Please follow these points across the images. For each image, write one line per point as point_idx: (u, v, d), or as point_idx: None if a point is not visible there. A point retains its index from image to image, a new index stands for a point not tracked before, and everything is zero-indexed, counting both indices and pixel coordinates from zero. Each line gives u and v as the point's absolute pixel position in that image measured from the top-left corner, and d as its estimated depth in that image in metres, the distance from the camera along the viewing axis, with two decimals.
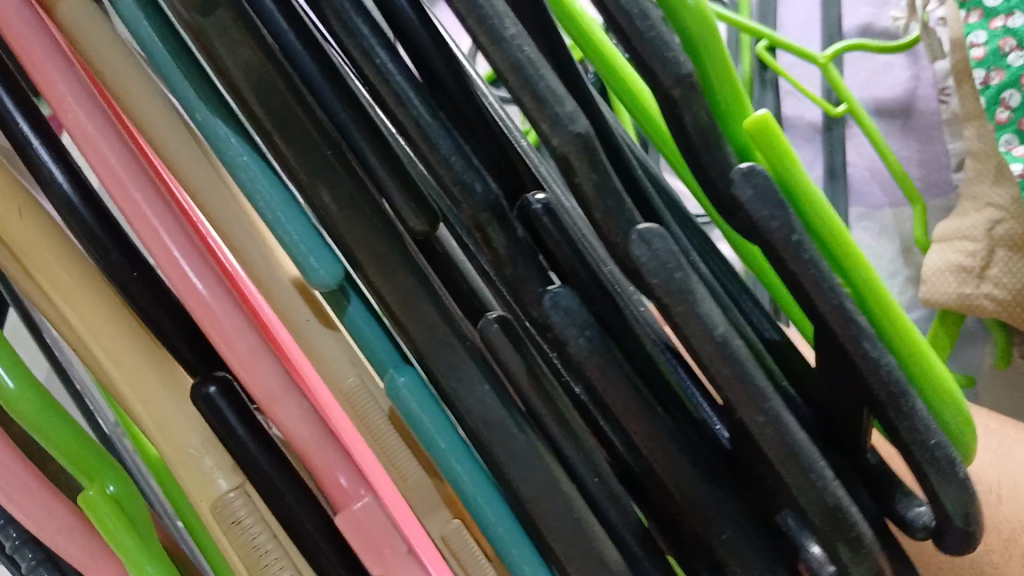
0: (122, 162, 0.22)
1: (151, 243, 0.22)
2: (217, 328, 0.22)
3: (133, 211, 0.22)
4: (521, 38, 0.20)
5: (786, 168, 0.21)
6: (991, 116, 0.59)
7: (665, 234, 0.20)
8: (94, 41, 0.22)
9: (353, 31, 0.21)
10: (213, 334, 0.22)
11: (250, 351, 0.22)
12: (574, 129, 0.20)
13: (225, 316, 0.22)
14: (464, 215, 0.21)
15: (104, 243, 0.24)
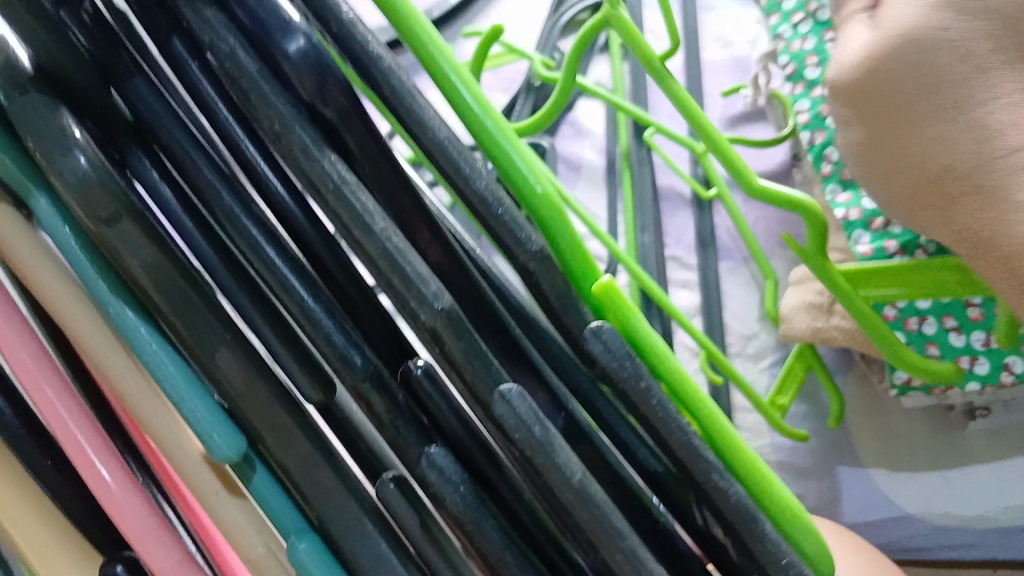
0: (40, 367, 0.25)
1: (63, 437, 0.25)
2: (118, 512, 0.25)
3: (47, 408, 0.25)
4: (389, 230, 0.23)
5: (631, 323, 0.24)
6: (819, 169, 0.76)
7: (525, 394, 0.22)
8: (22, 253, 0.25)
9: (243, 231, 0.24)
10: (113, 514, 0.25)
11: (148, 531, 0.25)
12: (439, 305, 0.23)
13: (123, 498, 0.25)
14: (346, 385, 0.23)
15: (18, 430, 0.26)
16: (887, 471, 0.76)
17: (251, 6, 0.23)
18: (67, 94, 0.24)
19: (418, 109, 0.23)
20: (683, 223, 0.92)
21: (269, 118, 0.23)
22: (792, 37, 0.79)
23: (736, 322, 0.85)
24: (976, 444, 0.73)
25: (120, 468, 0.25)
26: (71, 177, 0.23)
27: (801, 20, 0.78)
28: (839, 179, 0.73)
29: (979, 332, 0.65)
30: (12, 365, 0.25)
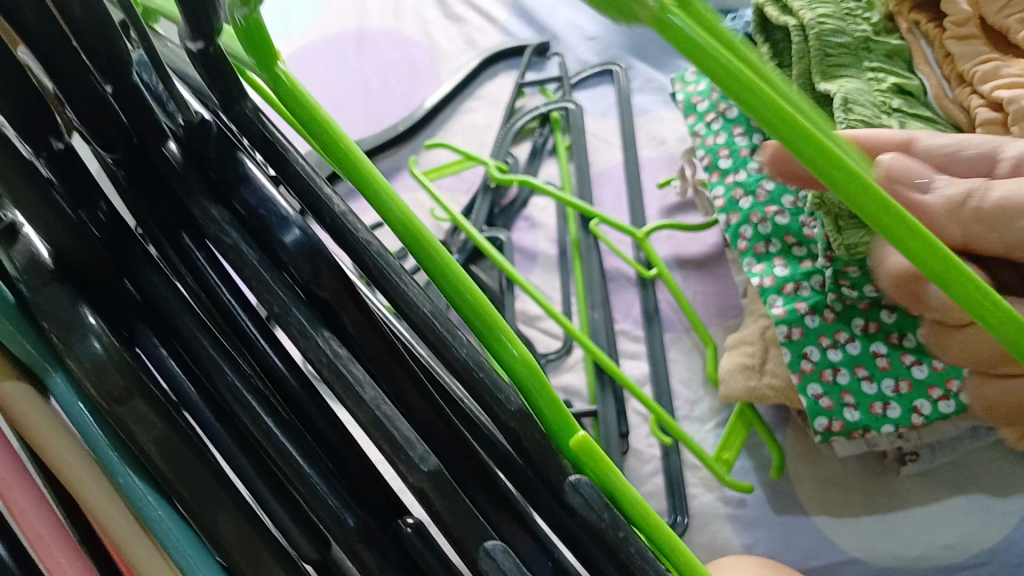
0: (56, 539, 0.26)
1: None
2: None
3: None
4: (378, 398, 0.25)
5: (606, 476, 0.25)
6: (736, 246, 0.80)
7: (507, 549, 0.24)
8: (36, 427, 0.27)
9: (246, 405, 0.26)
10: None
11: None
12: (426, 468, 0.24)
13: None
14: (339, 545, 0.25)
15: None
16: (828, 518, 0.69)
17: (252, 204, 0.26)
18: (83, 286, 0.26)
19: (401, 289, 0.27)
20: (628, 299, 0.90)
21: (270, 301, 0.26)
22: (707, 134, 0.89)
23: (682, 387, 0.81)
24: (914, 488, 0.69)
25: None
26: (90, 361, 0.25)
27: (714, 120, 0.89)
28: (754, 254, 0.78)
29: (888, 380, 0.68)
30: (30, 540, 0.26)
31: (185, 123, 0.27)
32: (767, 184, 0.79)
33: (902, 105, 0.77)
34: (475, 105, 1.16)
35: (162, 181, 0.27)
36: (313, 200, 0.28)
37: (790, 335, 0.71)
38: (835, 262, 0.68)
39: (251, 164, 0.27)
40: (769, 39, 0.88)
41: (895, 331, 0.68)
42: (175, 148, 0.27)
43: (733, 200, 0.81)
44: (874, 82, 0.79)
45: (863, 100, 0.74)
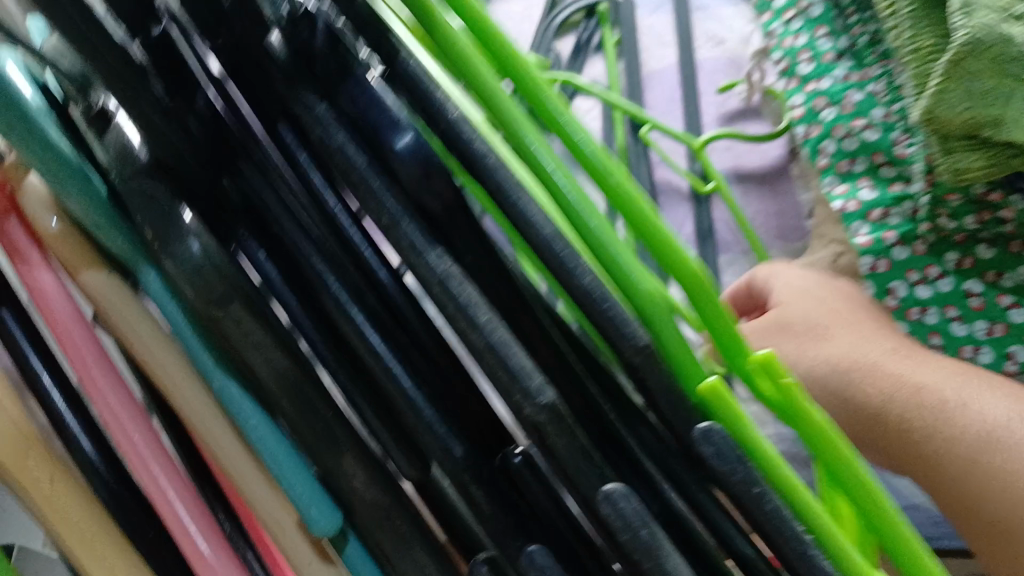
0: (145, 443, 0.25)
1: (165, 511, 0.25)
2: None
3: (150, 482, 0.25)
4: (494, 322, 0.23)
5: (741, 429, 0.23)
6: (815, 162, 0.68)
7: (629, 493, 0.22)
8: (125, 321, 0.26)
9: (353, 320, 0.24)
10: None
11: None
12: (544, 401, 0.23)
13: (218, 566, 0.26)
14: (448, 475, 0.23)
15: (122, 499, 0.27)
16: None
17: (360, 104, 0.24)
18: (181, 182, 0.25)
19: (522, 209, 0.24)
20: None
21: (378, 212, 0.24)
22: (784, 34, 0.74)
23: None
24: None
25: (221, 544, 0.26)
26: (186, 264, 0.24)
27: (793, 18, 0.74)
28: (836, 173, 0.66)
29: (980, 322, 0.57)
30: (120, 442, 0.25)
31: (288, 14, 0.25)
32: (853, 96, 0.66)
33: None
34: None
35: (262, 73, 0.25)
36: (421, 97, 0.25)
37: (876, 267, 0.60)
38: (935, 188, 0.59)
39: (363, 64, 0.25)
40: None
41: (992, 269, 0.58)
42: (277, 41, 0.25)
43: (813, 111, 0.69)
44: None
45: None
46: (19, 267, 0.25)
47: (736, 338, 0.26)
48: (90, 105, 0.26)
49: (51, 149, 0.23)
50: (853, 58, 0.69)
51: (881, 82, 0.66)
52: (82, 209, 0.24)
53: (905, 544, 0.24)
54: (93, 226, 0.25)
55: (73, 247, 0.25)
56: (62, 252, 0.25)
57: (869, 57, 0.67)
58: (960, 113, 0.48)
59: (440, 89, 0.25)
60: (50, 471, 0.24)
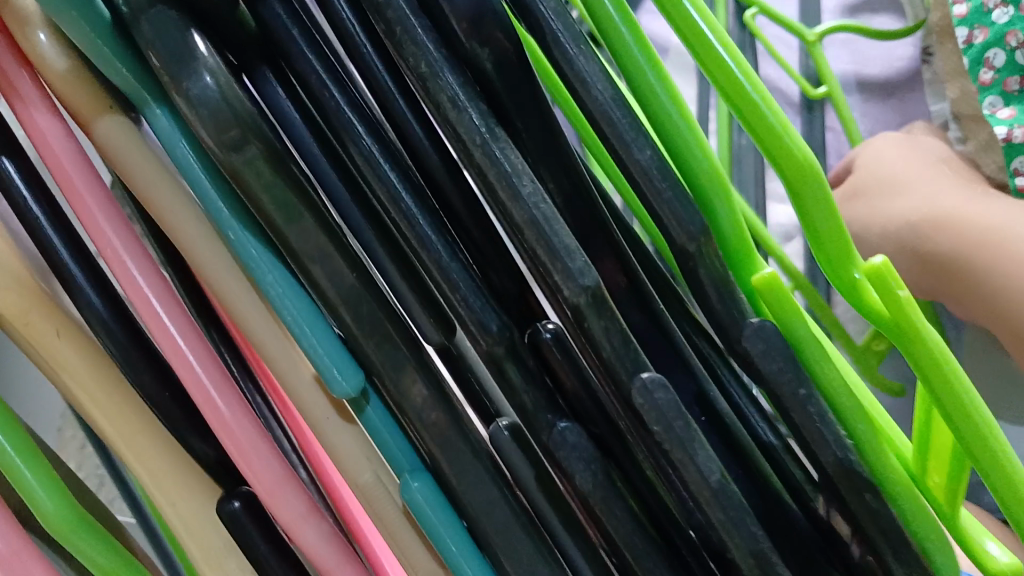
0: (158, 296, 0.24)
1: (179, 367, 0.24)
2: (243, 457, 0.24)
3: (162, 334, 0.24)
4: (538, 194, 0.21)
5: (792, 323, 0.22)
6: (975, 76, 0.60)
7: (666, 383, 0.21)
8: (132, 161, 0.24)
9: (381, 178, 0.22)
10: (227, 443, 0.24)
11: (273, 483, 0.24)
12: (585, 282, 0.21)
13: (236, 425, 0.24)
14: (479, 349, 0.22)
15: (127, 345, 0.26)
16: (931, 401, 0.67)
17: None
18: (194, 7, 0.22)
19: (581, 69, 0.21)
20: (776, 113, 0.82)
21: (416, 58, 0.21)
22: None
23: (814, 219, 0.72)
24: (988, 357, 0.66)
25: (239, 403, 0.24)
26: (203, 103, 0.21)
27: None
28: (1001, 91, 0.59)
29: None
30: (127, 291, 0.24)
31: None
32: None
33: None
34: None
35: None
36: None
37: None
38: None
39: None
40: None
41: None
42: None
43: (983, 9, 0.59)
44: None
45: None
46: (15, 106, 0.23)
47: (845, 246, 0.25)
48: None
49: None
50: None
51: None
52: (81, 31, 0.21)
53: (998, 461, 0.25)
54: (95, 56, 0.22)
55: (76, 84, 0.23)
56: (62, 89, 0.23)
57: None
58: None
59: None
60: (54, 324, 0.23)
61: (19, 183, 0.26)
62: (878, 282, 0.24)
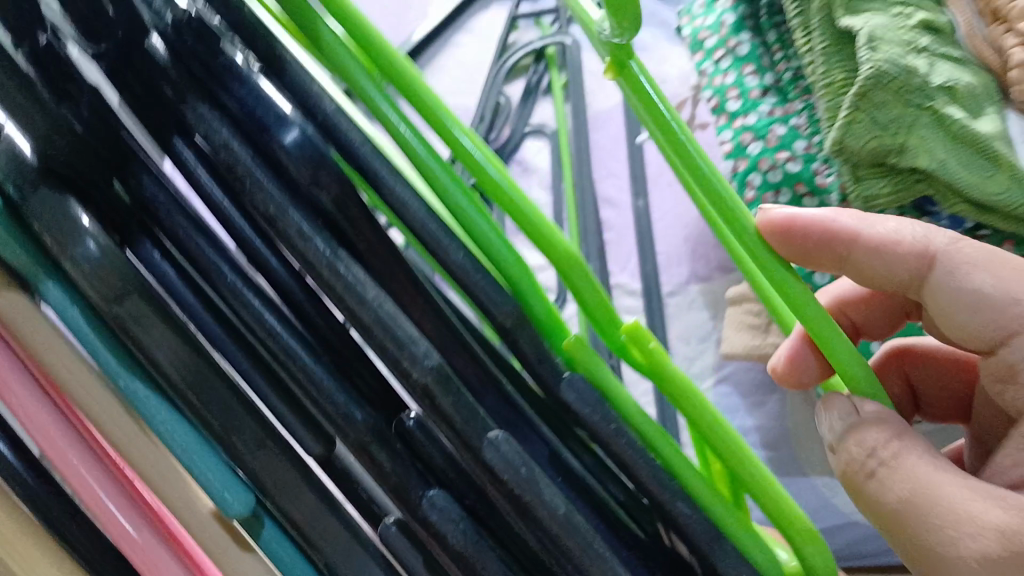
0: (66, 437, 0.27)
1: (88, 498, 0.27)
2: (150, 565, 0.27)
3: (71, 471, 0.27)
4: (380, 298, 0.26)
5: (598, 373, 0.27)
6: None
7: (509, 438, 0.25)
8: (25, 330, 0.27)
9: (249, 307, 0.26)
10: (138, 560, 0.27)
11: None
12: (429, 364, 0.25)
13: (149, 546, 0.27)
14: (349, 439, 0.26)
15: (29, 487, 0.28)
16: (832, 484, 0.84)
17: (247, 103, 0.26)
18: (74, 185, 0.26)
19: (402, 197, 0.27)
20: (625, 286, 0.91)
21: (264, 203, 0.26)
22: (715, 72, 0.88)
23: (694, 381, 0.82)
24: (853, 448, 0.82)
25: (144, 523, 0.28)
26: (86, 262, 0.25)
27: (722, 57, 0.88)
28: None
29: None
30: (39, 440, 0.27)
31: (175, 21, 0.26)
32: (778, 129, 0.80)
33: (931, 44, 0.69)
34: (464, 39, 1.25)
35: (147, 79, 0.26)
36: (298, 91, 0.27)
37: None
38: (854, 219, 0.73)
39: (252, 69, 0.27)
40: None
41: None
42: (158, 44, 0.26)
43: None
44: (900, 18, 0.70)
45: (890, 37, 0.67)
46: None
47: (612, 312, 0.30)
48: None
49: None
50: (776, 93, 0.83)
51: (802, 117, 0.80)
52: None
53: (763, 483, 0.29)
54: None
55: None
56: None
57: (791, 91, 0.82)
58: (866, 142, 0.66)
59: (317, 85, 0.28)
60: None
61: None
62: (636, 342, 0.29)
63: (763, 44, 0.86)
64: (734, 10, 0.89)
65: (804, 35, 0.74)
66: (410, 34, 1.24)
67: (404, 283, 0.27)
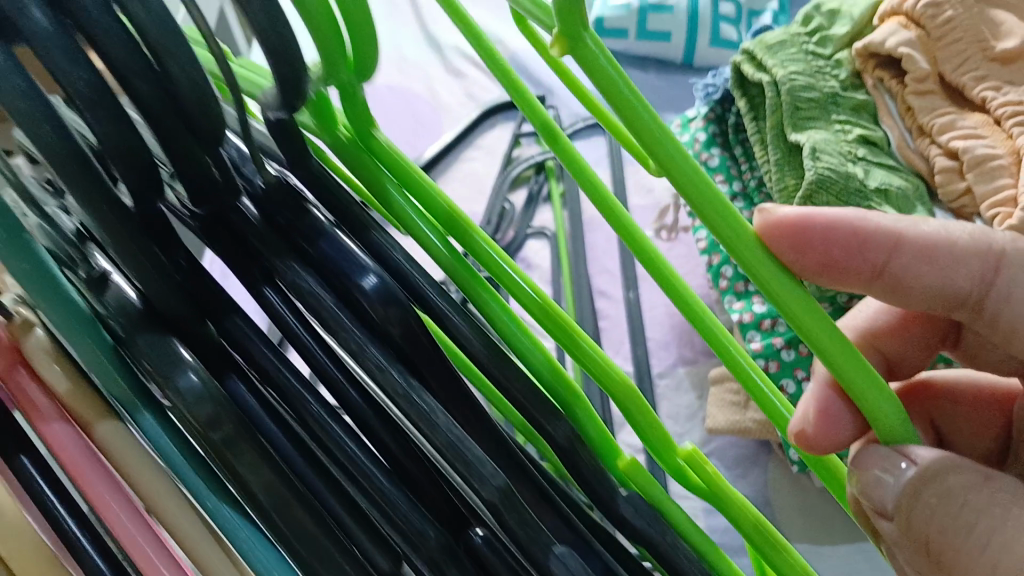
0: (159, 555, 0.28)
1: None
2: None
3: None
4: (450, 424, 0.28)
5: (651, 490, 0.31)
6: (718, 282, 0.95)
7: (571, 553, 0.28)
8: (124, 456, 0.28)
9: (331, 433, 0.29)
10: None
11: None
12: (496, 484, 0.28)
13: None
14: (422, 555, 0.28)
15: None
16: (814, 544, 0.85)
17: (331, 254, 0.30)
18: (173, 327, 0.29)
19: (464, 332, 0.29)
20: None
21: (346, 339, 0.29)
22: None
23: None
24: (815, 494, 0.88)
25: None
26: (188, 392, 0.28)
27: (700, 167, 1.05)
28: (735, 291, 0.93)
29: None
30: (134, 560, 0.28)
31: (265, 185, 0.31)
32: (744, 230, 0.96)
33: (867, 154, 0.88)
34: (473, 153, 1.31)
35: (237, 233, 0.30)
36: (371, 240, 0.31)
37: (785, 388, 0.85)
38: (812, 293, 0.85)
39: (332, 223, 0.30)
40: (747, 94, 0.99)
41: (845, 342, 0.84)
42: (249, 205, 0.31)
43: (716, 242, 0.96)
44: (840, 133, 0.89)
45: (831, 149, 0.86)
46: (38, 424, 0.29)
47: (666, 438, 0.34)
48: (89, 267, 0.30)
49: (67, 303, 0.28)
50: (743, 200, 1.01)
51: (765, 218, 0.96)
52: (88, 347, 0.28)
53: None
54: (98, 372, 0.29)
55: (82, 396, 0.29)
56: (70, 404, 0.29)
57: (756, 199, 1.00)
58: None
59: (388, 236, 0.31)
60: None
61: (41, 483, 0.30)
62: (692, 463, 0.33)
63: (730, 157, 1.05)
64: (706, 129, 1.07)
65: (763, 150, 0.94)
66: (423, 154, 1.31)
67: (468, 410, 0.30)
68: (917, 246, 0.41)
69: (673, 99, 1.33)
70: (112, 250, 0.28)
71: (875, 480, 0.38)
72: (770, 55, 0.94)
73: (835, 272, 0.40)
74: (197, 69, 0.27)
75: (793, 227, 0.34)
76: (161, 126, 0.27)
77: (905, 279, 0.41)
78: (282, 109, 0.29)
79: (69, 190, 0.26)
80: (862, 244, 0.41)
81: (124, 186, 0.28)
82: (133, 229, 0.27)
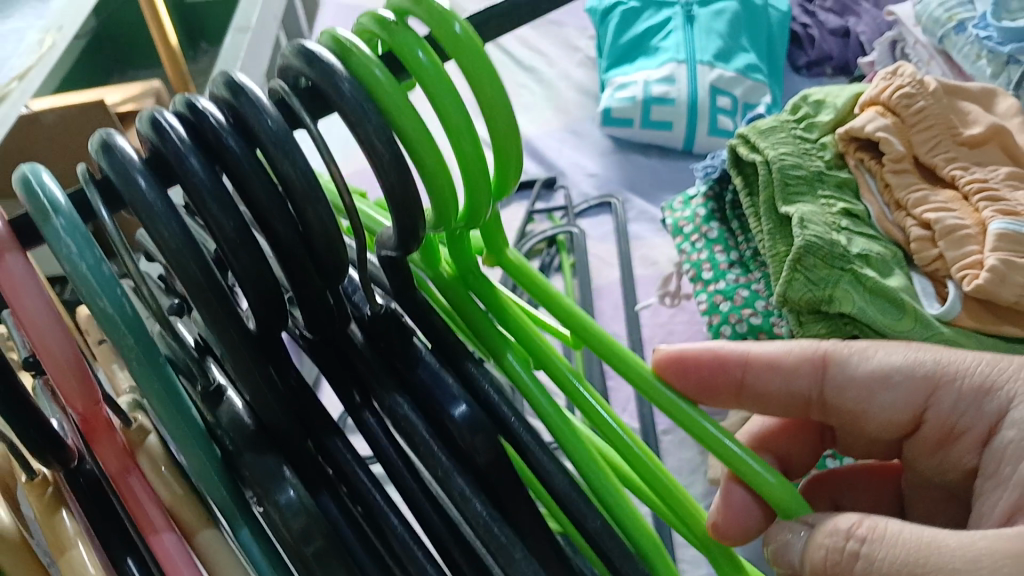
0: None
1: None
2: None
3: None
4: (528, 557, 0.30)
5: None
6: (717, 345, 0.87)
7: None
8: (221, 564, 0.30)
9: (413, 555, 0.31)
10: None
11: None
12: None
13: None
14: None
15: None
16: None
17: (428, 383, 0.32)
18: (277, 441, 0.31)
19: (546, 464, 0.32)
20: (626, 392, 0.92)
21: (435, 466, 0.31)
22: (690, 252, 0.94)
23: None
24: None
25: None
26: (287, 508, 0.29)
27: (697, 240, 0.94)
28: None
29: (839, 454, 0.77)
30: None
31: (373, 314, 0.34)
32: (742, 292, 0.87)
33: (850, 225, 0.77)
34: None
35: (341, 352, 0.34)
36: (465, 373, 0.34)
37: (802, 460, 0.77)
38: None
39: (422, 346, 0.33)
40: (740, 171, 0.88)
41: None
42: (357, 332, 0.34)
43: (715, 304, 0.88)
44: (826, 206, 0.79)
45: (817, 218, 0.76)
46: (149, 534, 0.29)
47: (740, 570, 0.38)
48: (206, 381, 0.33)
49: (188, 418, 0.29)
50: (740, 268, 0.90)
51: (763, 282, 0.87)
52: (199, 456, 0.30)
53: None
54: (204, 481, 0.30)
55: (186, 504, 0.30)
56: (177, 510, 0.30)
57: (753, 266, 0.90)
58: (804, 295, 0.72)
59: (478, 368, 0.34)
60: None
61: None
62: None
63: (729, 232, 0.94)
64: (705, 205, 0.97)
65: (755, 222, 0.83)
66: None
67: (541, 538, 0.33)
68: (766, 360, 0.50)
69: (670, 181, 1.22)
70: (230, 369, 0.30)
71: (785, 543, 0.40)
72: (764, 137, 0.84)
73: (711, 393, 0.49)
74: (333, 223, 0.29)
75: (670, 355, 0.46)
76: (290, 262, 0.30)
77: (765, 389, 0.51)
78: (394, 249, 0.34)
79: (202, 320, 0.28)
80: (725, 368, 0.49)
81: (248, 308, 0.30)
82: (253, 352, 0.30)
